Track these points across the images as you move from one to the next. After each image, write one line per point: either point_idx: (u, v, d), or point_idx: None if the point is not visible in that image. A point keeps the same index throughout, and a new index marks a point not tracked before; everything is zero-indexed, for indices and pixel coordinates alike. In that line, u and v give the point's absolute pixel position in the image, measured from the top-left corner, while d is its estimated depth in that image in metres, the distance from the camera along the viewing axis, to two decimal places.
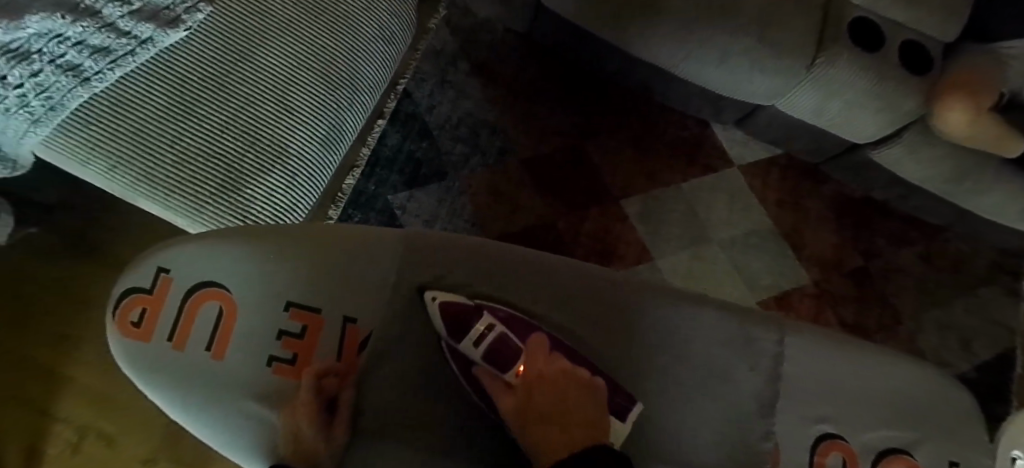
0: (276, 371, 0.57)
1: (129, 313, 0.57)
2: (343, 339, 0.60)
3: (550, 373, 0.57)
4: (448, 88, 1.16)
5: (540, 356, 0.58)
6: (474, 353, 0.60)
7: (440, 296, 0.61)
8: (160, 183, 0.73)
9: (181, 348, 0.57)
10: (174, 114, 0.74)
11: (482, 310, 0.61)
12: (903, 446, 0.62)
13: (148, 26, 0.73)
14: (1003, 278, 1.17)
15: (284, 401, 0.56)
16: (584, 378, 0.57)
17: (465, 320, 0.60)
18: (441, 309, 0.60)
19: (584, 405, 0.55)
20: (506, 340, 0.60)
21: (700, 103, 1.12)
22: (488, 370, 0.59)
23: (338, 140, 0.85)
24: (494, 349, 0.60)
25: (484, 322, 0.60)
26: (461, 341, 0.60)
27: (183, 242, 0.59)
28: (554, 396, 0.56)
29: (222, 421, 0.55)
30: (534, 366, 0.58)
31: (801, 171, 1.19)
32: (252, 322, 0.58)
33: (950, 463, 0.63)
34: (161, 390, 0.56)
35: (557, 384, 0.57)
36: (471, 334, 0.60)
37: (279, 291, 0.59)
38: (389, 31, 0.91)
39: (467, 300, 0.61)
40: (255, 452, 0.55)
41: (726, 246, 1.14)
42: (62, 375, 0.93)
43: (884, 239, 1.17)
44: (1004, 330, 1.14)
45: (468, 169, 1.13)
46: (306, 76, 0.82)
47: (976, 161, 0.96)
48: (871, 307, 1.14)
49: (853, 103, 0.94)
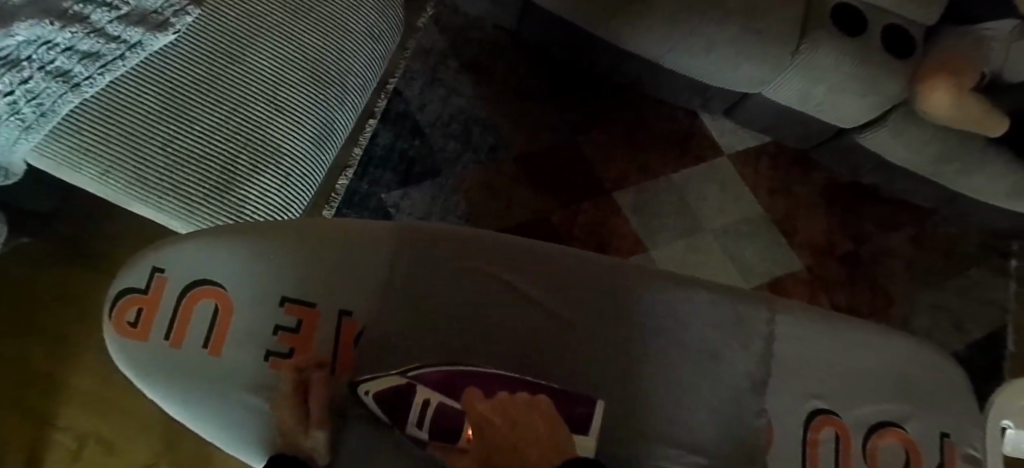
0: (272, 366, 0.58)
1: (125, 313, 0.57)
2: (339, 332, 0.59)
3: (491, 411, 0.53)
4: (438, 87, 1.16)
5: (479, 402, 0.54)
6: (422, 434, 0.54)
7: (371, 388, 0.55)
8: (154, 186, 0.74)
9: (179, 346, 0.57)
10: (165, 117, 0.75)
11: (411, 387, 0.55)
12: (893, 419, 0.63)
13: (137, 30, 0.73)
14: (991, 258, 1.18)
15: (282, 394, 0.57)
16: (530, 409, 0.53)
17: (400, 405, 0.54)
18: (375, 400, 0.55)
19: (538, 428, 0.51)
20: (445, 405, 0.54)
21: (690, 94, 1.12)
22: (441, 444, 0.53)
23: (330, 139, 0.85)
24: (438, 419, 0.54)
25: (417, 398, 0.54)
26: (405, 423, 0.54)
27: (178, 243, 0.59)
28: (509, 434, 0.51)
29: (222, 415, 0.56)
30: (478, 417, 0.53)
31: (790, 158, 1.20)
32: (248, 318, 0.58)
33: (939, 433, 0.63)
34: (160, 388, 0.56)
35: (507, 421, 0.52)
36: (410, 416, 0.54)
37: (275, 287, 0.59)
38: (378, 30, 0.91)
39: (397, 381, 0.55)
40: (255, 444, 0.56)
41: (719, 234, 1.15)
42: (61, 382, 0.94)
43: (875, 224, 1.18)
44: (994, 309, 1.15)
45: (460, 166, 1.13)
46: (296, 76, 0.82)
47: (961, 142, 0.97)
48: (863, 291, 1.15)
49: (837, 89, 0.95)
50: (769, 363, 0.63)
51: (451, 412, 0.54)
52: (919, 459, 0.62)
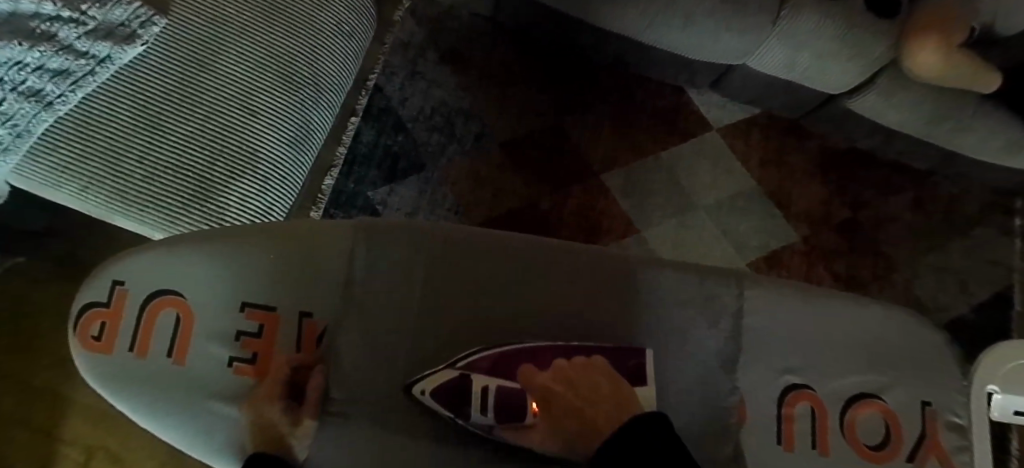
0: (237, 372, 0.56)
1: (89, 328, 0.56)
2: (301, 334, 0.57)
3: (553, 379, 0.55)
4: (419, 80, 1.16)
5: (538, 374, 0.55)
6: (487, 419, 0.53)
7: (429, 387, 0.53)
8: (133, 198, 0.74)
9: (143, 355, 0.55)
10: (138, 129, 0.75)
11: (467, 376, 0.54)
12: (874, 390, 0.59)
13: (105, 45, 0.72)
14: (994, 217, 1.15)
15: (247, 398, 0.55)
16: (588, 369, 0.55)
17: (462, 396, 0.53)
18: (437, 399, 0.53)
19: (598, 389, 0.54)
20: (508, 387, 0.54)
21: (673, 69, 1.10)
22: (508, 424, 0.54)
23: (308, 140, 0.85)
24: (503, 403, 0.54)
25: (478, 386, 0.54)
26: (470, 414, 0.53)
27: (138, 252, 0.57)
28: (572, 398, 0.54)
29: (188, 424, 0.54)
30: (543, 389, 0.54)
31: (781, 128, 1.18)
32: (211, 326, 0.56)
33: (922, 403, 0.60)
34: (121, 395, 0.54)
35: (570, 385, 0.54)
36: (475, 403, 0.53)
37: (235, 291, 0.57)
38: (348, 26, 0.91)
39: (454, 374, 0.54)
40: (222, 450, 0.54)
41: (712, 211, 1.13)
42: (66, 397, 0.95)
43: (872, 190, 1.16)
44: (999, 269, 1.13)
45: (445, 158, 1.12)
46: (269, 79, 0.82)
47: (952, 100, 0.94)
48: (863, 258, 1.13)
49: (821, 55, 0.92)
50: (738, 339, 0.59)
51: (514, 393, 0.54)
52: (900, 437, 0.59)
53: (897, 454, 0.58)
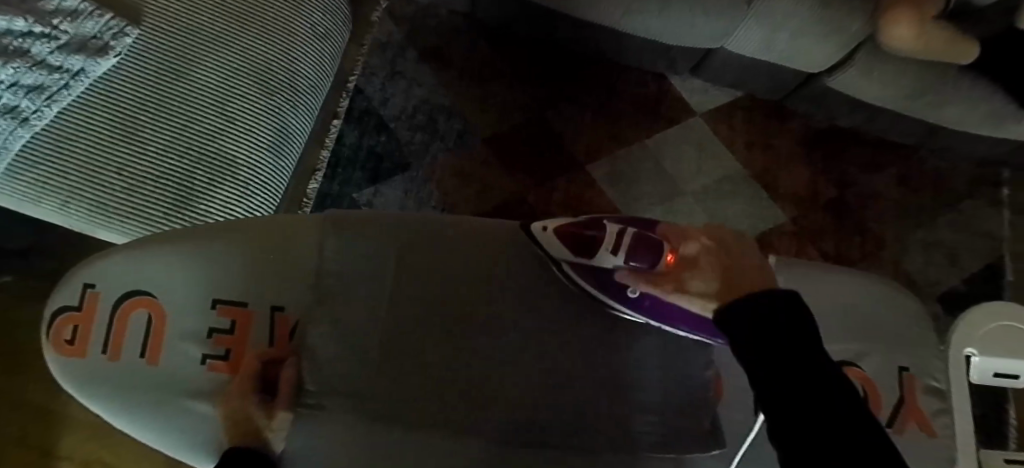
0: (210, 368, 0.56)
1: (61, 333, 0.56)
2: (274, 328, 0.57)
3: (700, 236, 0.55)
4: (399, 79, 1.16)
5: (688, 229, 0.56)
6: (615, 260, 0.56)
7: (552, 224, 0.60)
8: (114, 211, 0.74)
9: (116, 358, 0.55)
10: (115, 140, 0.75)
11: (603, 225, 0.58)
12: (851, 358, 0.59)
13: (78, 58, 0.75)
14: (981, 188, 1.15)
15: (220, 394, 0.55)
16: (738, 240, 0.55)
17: (592, 238, 0.58)
18: (555, 237, 0.59)
19: (744, 257, 0.53)
20: (643, 234, 0.55)
21: (652, 57, 1.10)
22: (635, 268, 0.55)
23: (288, 144, 0.84)
24: (633, 246, 0.55)
25: (612, 231, 0.56)
26: (596, 252, 0.57)
27: (110, 255, 0.59)
28: (719, 255, 0.53)
29: (164, 424, 0.54)
30: (688, 242, 0.54)
31: (764, 110, 1.18)
32: (183, 325, 0.57)
33: (899, 368, 0.59)
34: (95, 398, 0.55)
35: (718, 245, 0.54)
36: (607, 242, 0.56)
37: (206, 289, 0.58)
38: (322, 28, 0.91)
39: (581, 220, 0.59)
40: (196, 447, 0.54)
41: (699, 196, 1.13)
42: (62, 413, 0.95)
43: (858, 167, 1.16)
44: (988, 241, 1.12)
45: (429, 155, 1.13)
46: (244, 84, 0.81)
47: (933, 74, 0.93)
48: (851, 236, 1.12)
49: (797, 33, 0.92)
50: None
51: (651, 238, 0.54)
52: (879, 403, 0.58)
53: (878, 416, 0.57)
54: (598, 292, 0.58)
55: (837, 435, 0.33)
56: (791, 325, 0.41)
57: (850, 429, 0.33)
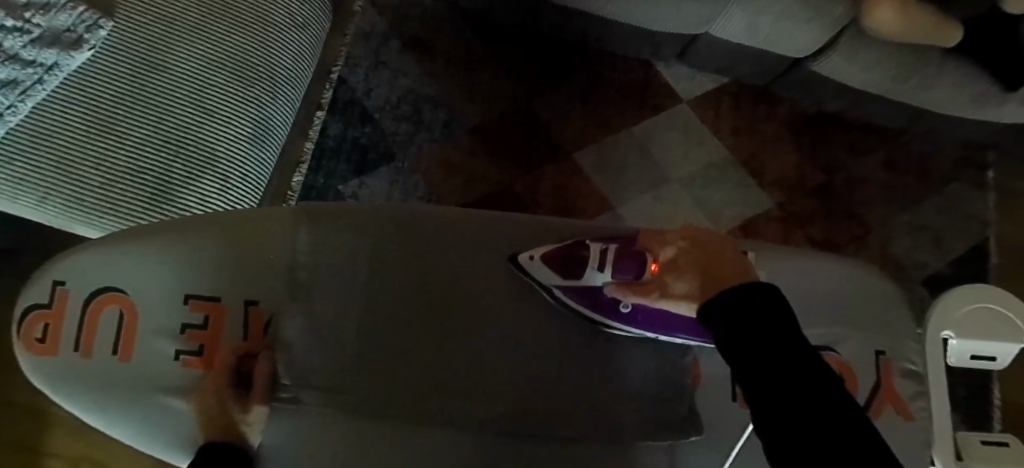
0: (184, 364, 0.56)
1: (33, 331, 0.56)
2: (247, 322, 0.57)
3: (679, 237, 0.49)
4: (383, 69, 1.15)
5: (667, 235, 0.51)
6: (604, 277, 0.55)
7: (537, 252, 0.58)
8: (92, 206, 0.72)
9: (88, 356, 0.56)
10: (91, 135, 0.74)
11: (585, 245, 0.57)
12: (827, 344, 0.59)
13: (51, 51, 0.74)
14: (968, 172, 1.15)
15: (194, 390, 0.55)
16: (719, 237, 0.48)
17: (577, 259, 0.57)
18: (543, 264, 0.57)
19: (728, 252, 0.47)
20: (626, 249, 0.53)
21: (638, 43, 1.10)
22: (623, 281, 0.52)
23: (269, 136, 0.83)
24: (618, 261, 0.53)
25: (596, 249, 0.56)
26: (584, 273, 0.56)
27: (79, 252, 0.59)
28: (699, 254, 0.47)
29: (140, 420, 0.54)
30: (666, 247, 0.50)
31: (751, 96, 1.17)
32: (155, 321, 0.57)
33: (876, 352, 0.59)
34: (69, 396, 0.55)
35: (697, 244, 0.48)
36: (592, 262, 0.55)
37: (178, 284, 0.58)
38: (302, 18, 0.89)
39: (565, 244, 0.58)
40: (171, 442, 0.54)
41: (686, 183, 1.13)
42: (47, 412, 0.94)
43: (845, 152, 1.16)
44: (974, 223, 1.13)
45: (414, 146, 1.12)
46: (222, 76, 0.80)
47: (916, 57, 0.92)
48: (839, 220, 1.12)
49: (781, 18, 0.91)
50: None
51: (633, 252, 0.53)
52: (853, 387, 0.58)
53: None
54: (591, 313, 0.56)
55: (820, 425, 0.33)
56: (773, 318, 0.39)
57: (831, 417, 0.33)
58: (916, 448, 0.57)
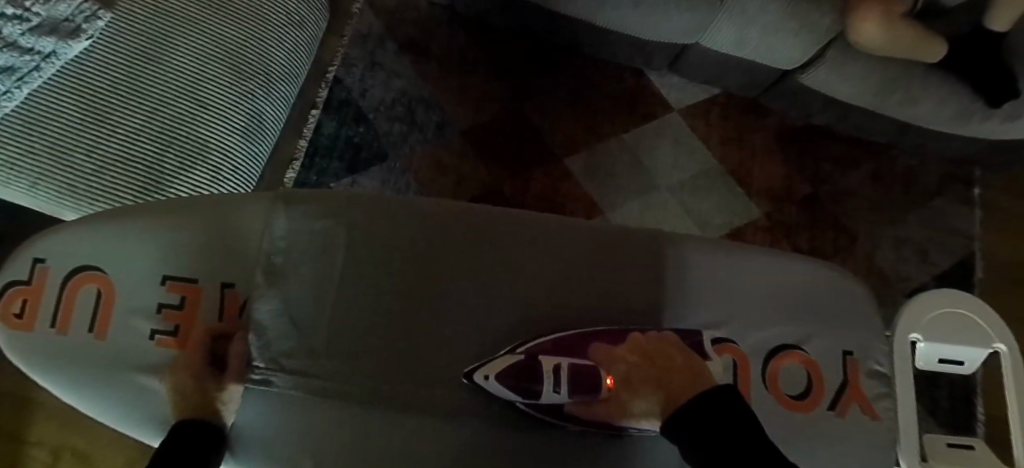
0: (159, 344, 0.57)
1: (11, 306, 0.58)
2: (224, 305, 0.58)
3: (628, 353, 0.55)
4: (379, 71, 1.16)
5: (615, 349, 0.55)
6: (562, 396, 0.54)
7: (491, 372, 0.55)
8: (84, 193, 0.73)
9: (65, 331, 0.57)
10: (86, 123, 0.74)
11: (533, 357, 0.55)
12: (794, 342, 0.61)
13: (49, 40, 0.74)
14: (955, 187, 1.15)
15: (168, 370, 0.56)
16: (665, 342, 0.55)
17: (532, 377, 0.54)
18: (501, 383, 0.54)
19: (676, 360, 0.52)
20: (578, 366, 0.54)
21: (630, 52, 1.11)
22: (582, 399, 0.54)
23: (262, 130, 0.83)
24: (575, 379, 0.54)
25: (547, 365, 0.54)
26: (542, 393, 0.53)
27: (58, 231, 0.60)
28: (647, 368, 0.53)
29: (114, 398, 0.56)
30: (618, 360, 0.55)
31: (740, 106, 1.19)
32: (132, 299, 0.58)
33: (844, 352, 0.61)
34: (44, 372, 0.57)
35: (646, 357, 0.54)
36: (547, 384, 0.53)
37: (155, 266, 0.59)
38: (298, 16, 0.90)
39: (516, 358, 0.55)
40: (143, 420, 0.56)
41: (675, 190, 1.14)
42: (31, 400, 0.94)
43: (832, 164, 1.17)
44: (959, 238, 1.13)
45: (407, 146, 1.13)
46: (217, 69, 0.81)
47: (902, 71, 0.93)
48: (825, 232, 1.13)
49: (768, 30, 0.92)
50: (665, 304, 0.61)
51: (586, 368, 0.54)
52: (821, 388, 0.60)
53: (818, 403, 0.59)
54: (554, 419, 0.56)
55: None
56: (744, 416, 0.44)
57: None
58: (881, 448, 0.59)
